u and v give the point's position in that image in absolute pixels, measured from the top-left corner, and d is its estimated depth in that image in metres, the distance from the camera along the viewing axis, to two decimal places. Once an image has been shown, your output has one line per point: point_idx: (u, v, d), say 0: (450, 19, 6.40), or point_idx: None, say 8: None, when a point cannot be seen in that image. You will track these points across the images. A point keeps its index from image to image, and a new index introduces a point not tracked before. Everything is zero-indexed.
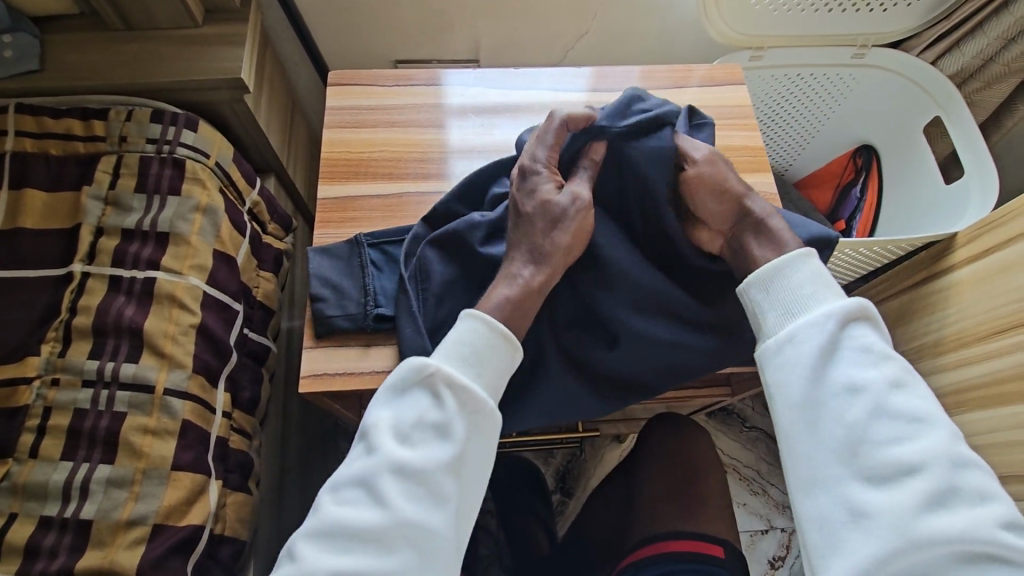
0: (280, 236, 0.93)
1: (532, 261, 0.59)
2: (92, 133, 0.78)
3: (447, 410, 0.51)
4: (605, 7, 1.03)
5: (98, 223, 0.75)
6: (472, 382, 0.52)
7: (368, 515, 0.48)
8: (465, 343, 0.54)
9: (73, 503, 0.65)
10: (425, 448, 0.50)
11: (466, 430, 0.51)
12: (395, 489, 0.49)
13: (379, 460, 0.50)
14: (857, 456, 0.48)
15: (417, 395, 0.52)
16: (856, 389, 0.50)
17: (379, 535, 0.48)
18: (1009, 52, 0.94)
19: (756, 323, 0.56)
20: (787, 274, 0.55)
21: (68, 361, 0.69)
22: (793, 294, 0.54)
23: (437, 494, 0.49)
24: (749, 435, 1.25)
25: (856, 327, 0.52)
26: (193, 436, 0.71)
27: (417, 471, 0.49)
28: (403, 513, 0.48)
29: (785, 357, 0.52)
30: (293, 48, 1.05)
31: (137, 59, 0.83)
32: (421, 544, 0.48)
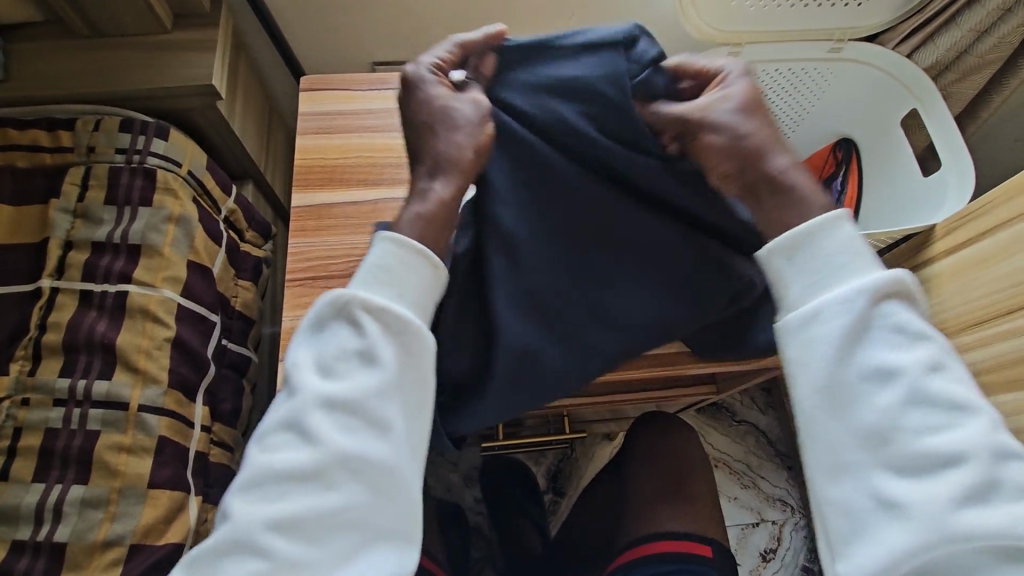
0: (259, 243, 0.92)
1: (444, 175, 0.47)
2: (59, 144, 0.76)
3: (371, 337, 0.45)
4: (583, 5, 1.02)
5: (67, 236, 0.73)
6: (393, 304, 0.46)
7: (300, 457, 0.43)
8: (378, 265, 0.46)
9: (46, 526, 0.64)
10: (352, 378, 0.45)
11: (394, 351, 0.45)
12: (324, 422, 0.44)
13: (304, 399, 0.44)
14: (886, 443, 0.42)
15: (335, 325, 0.46)
16: (892, 372, 0.42)
17: (315, 473, 0.43)
18: (982, 45, 0.95)
19: (774, 293, 0.47)
20: (820, 239, 0.44)
21: (38, 380, 0.67)
22: (825, 264, 0.44)
23: (374, 423, 0.44)
24: (738, 430, 1.25)
25: (898, 301, 0.43)
26: (170, 452, 0.70)
27: (347, 403, 0.44)
28: (337, 448, 0.43)
29: (807, 328, 0.44)
30: (266, 52, 1.03)
31: (104, 67, 0.81)
32: (367, 477, 0.43)
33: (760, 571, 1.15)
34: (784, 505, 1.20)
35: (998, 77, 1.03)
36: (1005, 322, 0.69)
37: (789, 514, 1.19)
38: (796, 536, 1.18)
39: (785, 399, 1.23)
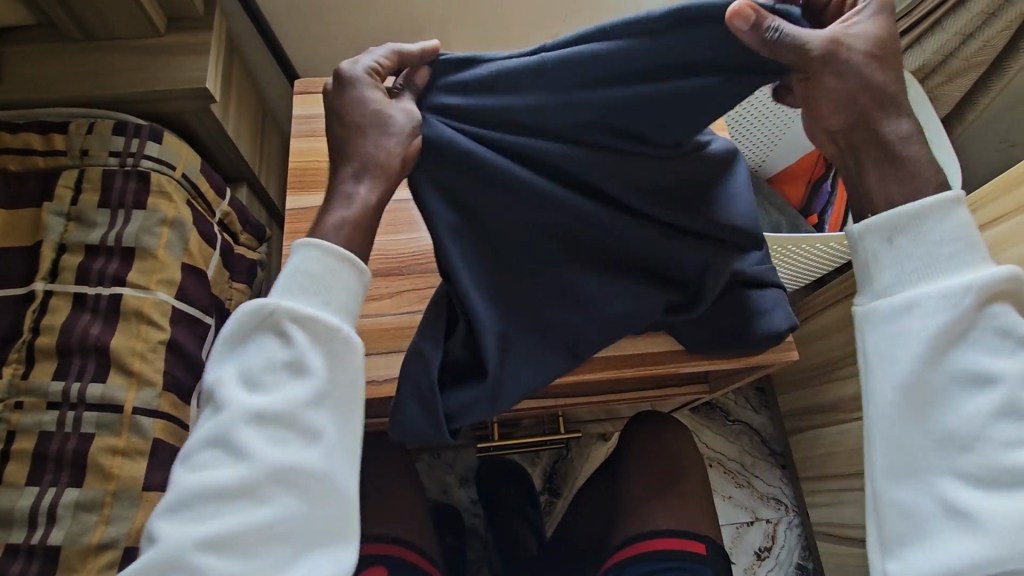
0: (253, 246, 0.92)
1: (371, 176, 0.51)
2: (52, 147, 0.76)
3: (295, 346, 0.46)
4: (575, 8, 1.03)
5: (60, 239, 0.73)
6: (314, 308, 0.47)
7: (228, 472, 0.44)
8: (298, 272, 0.48)
9: (40, 530, 0.64)
10: (280, 389, 0.45)
11: (323, 359, 0.46)
12: (253, 434, 0.44)
13: (230, 413, 0.45)
14: (965, 447, 0.46)
15: (261, 338, 0.47)
16: (979, 379, 0.46)
17: (246, 487, 0.43)
18: (968, 47, 0.96)
19: (864, 273, 0.50)
20: (925, 226, 0.47)
21: (32, 383, 0.67)
22: (927, 250, 0.47)
23: (306, 431, 0.45)
24: (732, 429, 1.26)
25: (999, 309, 0.46)
26: (165, 455, 0.70)
27: (276, 413, 0.45)
28: (268, 459, 0.44)
29: (899, 327, 0.48)
30: (260, 56, 1.04)
31: (98, 70, 0.81)
32: (300, 486, 0.44)
33: (755, 570, 1.16)
34: (778, 503, 1.21)
35: (983, 79, 1.05)
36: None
37: (783, 512, 1.20)
38: (790, 535, 1.19)
39: (778, 398, 1.24)
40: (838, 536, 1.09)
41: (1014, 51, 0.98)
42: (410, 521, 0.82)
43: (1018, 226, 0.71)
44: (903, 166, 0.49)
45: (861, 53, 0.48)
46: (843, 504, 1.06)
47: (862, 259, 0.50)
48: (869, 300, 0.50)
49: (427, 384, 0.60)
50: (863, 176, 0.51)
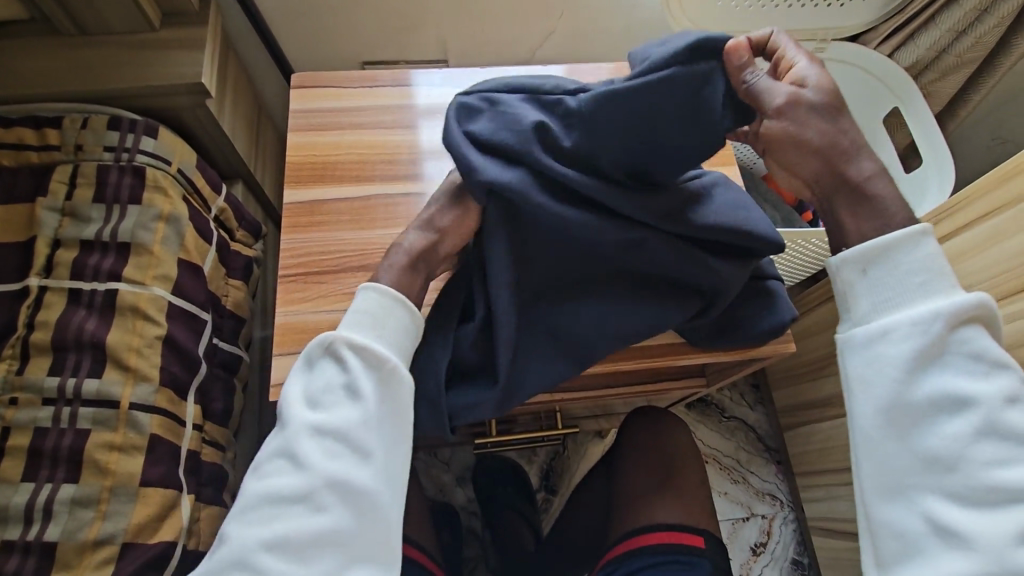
0: (249, 243, 0.91)
1: (419, 231, 0.60)
2: (46, 142, 0.75)
3: (352, 369, 0.51)
4: (570, 6, 1.03)
5: (54, 235, 0.73)
6: (370, 342, 0.52)
7: (291, 481, 0.49)
8: (358, 310, 0.54)
9: (36, 526, 0.63)
10: (336, 409, 0.50)
11: (376, 385, 0.51)
12: (314, 447, 0.49)
13: (294, 428, 0.50)
14: (947, 468, 0.48)
15: (325, 363, 0.52)
16: (956, 402, 0.48)
17: (305, 496, 0.48)
18: (960, 44, 0.97)
19: (844, 304, 0.53)
20: (896, 258, 0.50)
21: (27, 379, 0.67)
22: (898, 280, 0.50)
23: (358, 450, 0.49)
24: (727, 425, 1.26)
25: (967, 332, 0.49)
26: (161, 450, 0.70)
27: (333, 430, 0.49)
28: (324, 470, 0.48)
29: (876, 351, 0.50)
30: (256, 52, 1.04)
31: (92, 65, 0.81)
32: (353, 499, 0.49)
33: (751, 566, 1.17)
34: (774, 499, 1.22)
35: (975, 77, 1.06)
36: (1004, 306, 0.74)
37: (778, 508, 1.21)
38: (785, 531, 1.20)
39: (773, 395, 1.25)
40: (833, 530, 1.10)
41: (1004, 49, 1.00)
42: (408, 517, 0.82)
43: (1004, 223, 0.72)
44: (873, 206, 0.52)
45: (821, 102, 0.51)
46: (838, 499, 1.07)
47: (839, 284, 0.53)
48: (850, 327, 0.52)
49: (433, 391, 0.59)
50: (840, 220, 0.54)
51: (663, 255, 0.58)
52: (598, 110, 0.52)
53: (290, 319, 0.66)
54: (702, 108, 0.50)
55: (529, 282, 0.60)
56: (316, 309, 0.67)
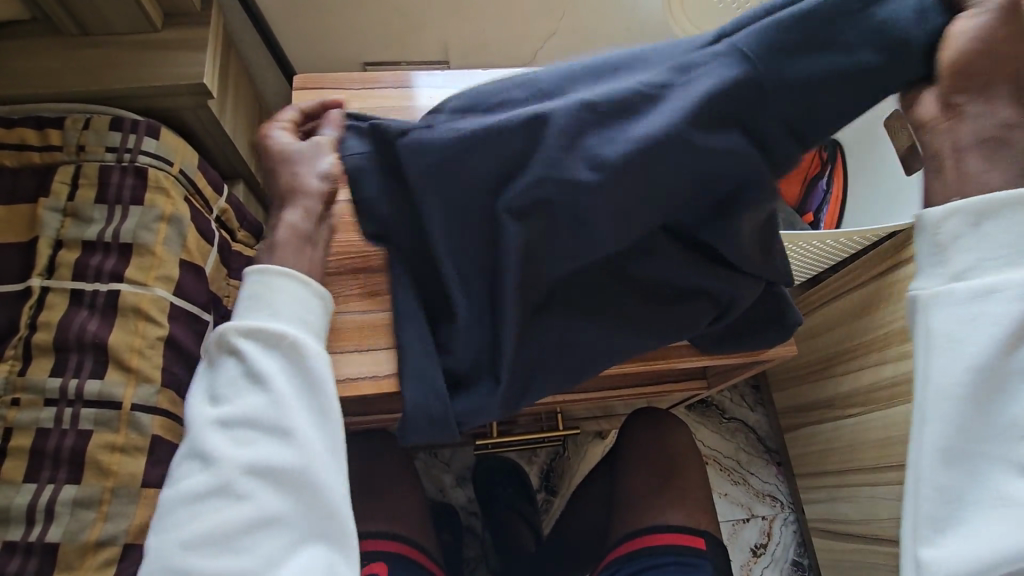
0: (251, 243, 0.91)
1: (301, 203, 0.55)
2: (48, 143, 0.75)
3: (250, 356, 0.48)
4: (571, 7, 1.03)
5: (56, 235, 0.73)
6: (268, 322, 0.49)
7: (203, 478, 0.46)
8: (247, 296, 0.51)
9: (38, 527, 0.63)
10: (242, 398, 0.47)
11: (285, 364, 0.49)
12: (222, 439, 0.46)
13: (198, 426, 0.47)
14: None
15: (226, 356, 0.49)
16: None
17: (226, 492, 0.45)
18: None
19: (936, 257, 0.47)
20: (1011, 219, 0.44)
21: (29, 380, 0.67)
22: (1012, 242, 0.44)
23: (271, 430, 0.47)
24: (728, 427, 1.26)
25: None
26: (163, 451, 0.70)
27: (241, 417, 0.47)
28: (237, 459, 0.46)
29: (977, 308, 0.45)
30: (258, 54, 1.04)
31: (93, 65, 0.81)
32: (274, 478, 0.46)
33: (751, 567, 1.17)
34: (774, 500, 1.22)
35: None
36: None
37: (778, 509, 1.21)
38: (785, 531, 1.20)
39: (773, 396, 1.25)
40: (833, 531, 1.10)
41: None
42: (408, 517, 0.82)
43: None
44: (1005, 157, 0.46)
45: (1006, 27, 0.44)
46: (838, 500, 1.07)
47: (935, 235, 0.47)
48: (943, 282, 0.47)
49: (439, 407, 0.59)
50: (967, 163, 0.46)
51: (669, 266, 0.58)
52: (780, 38, 0.45)
53: None
54: (889, 38, 0.45)
55: (538, 295, 0.59)
56: None
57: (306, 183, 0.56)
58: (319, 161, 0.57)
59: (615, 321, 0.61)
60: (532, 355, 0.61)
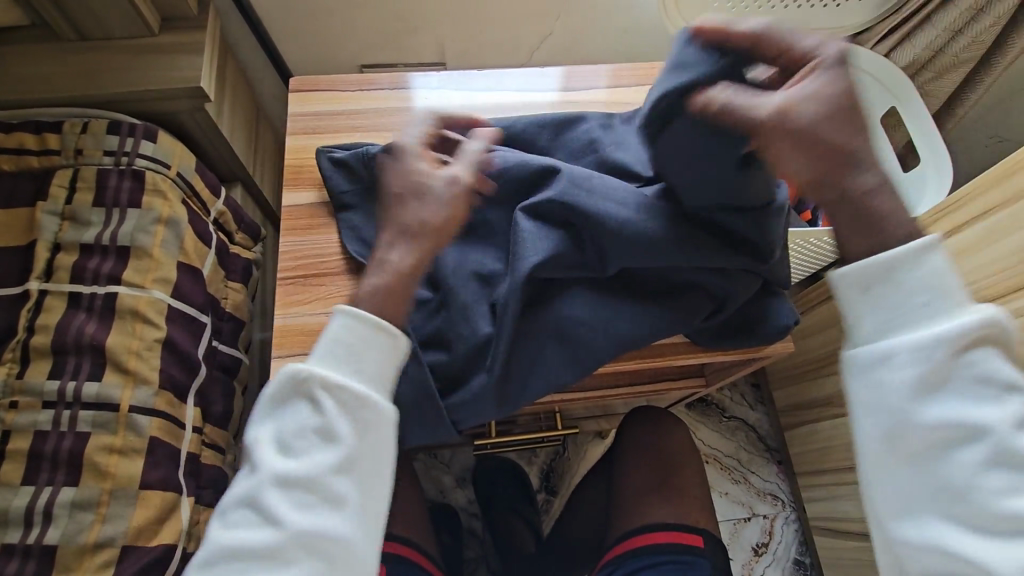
0: (248, 245, 0.92)
1: (400, 239, 0.55)
2: (45, 146, 0.76)
3: (326, 412, 0.47)
4: (567, 8, 1.03)
5: (54, 239, 0.73)
6: (349, 380, 0.48)
7: (259, 534, 0.45)
8: (336, 340, 0.49)
9: (36, 529, 0.63)
10: (309, 455, 0.47)
11: (355, 424, 0.47)
12: (281, 499, 0.46)
13: (262, 475, 0.46)
14: (962, 500, 0.45)
15: (295, 402, 0.48)
16: (962, 429, 0.45)
17: (274, 554, 0.45)
18: (957, 44, 0.97)
19: (844, 322, 0.50)
20: (901, 275, 0.47)
21: (27, 383, 0.67)
22: (902, 301, 0.47)
23: (329, 498, 0.46)
24: (728, 426, 1.26)
25: (976, 350, 0.46)
26: (161, 453, 0.70)
27: (304, 478, 0.46)
28: (294, 524, 0.45)
29: (879, 373, 0.47)
30: (255, 57, 1.05)
31: (92, 70, 0.81)
32: (321, 552, 0.45)
33: (752, 566, 1.17)
34: (774, 499, 1.22)
35: (972, 76, 1.06)
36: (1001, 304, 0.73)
37: (779, 508, 1.21)
38: (786, 530, 1.20)
39: (773, 395, 1.25)
40: (834, 530, 1.10)
41: (1002, 47, 1.00)
42: (406, 517, 0.82)
43: (1004, 220, 0.73)
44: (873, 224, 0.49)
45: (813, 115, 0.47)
46: (838, 498, 1.07)
47: (837, 301, 0.50)
48: (852, 348, 0.49)
49: (432, 410, 0.61)
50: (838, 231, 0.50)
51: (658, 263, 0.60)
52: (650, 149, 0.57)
53: (289, 322, 0.66)
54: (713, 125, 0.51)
55: (523, 295, 0.61)
56: (314, 311, 0.67)
57: (422, 220, 0.56)
58: (447, 200, 0.57)
59: (607, 320, 0.61)
60: (525, 353, 0.62)
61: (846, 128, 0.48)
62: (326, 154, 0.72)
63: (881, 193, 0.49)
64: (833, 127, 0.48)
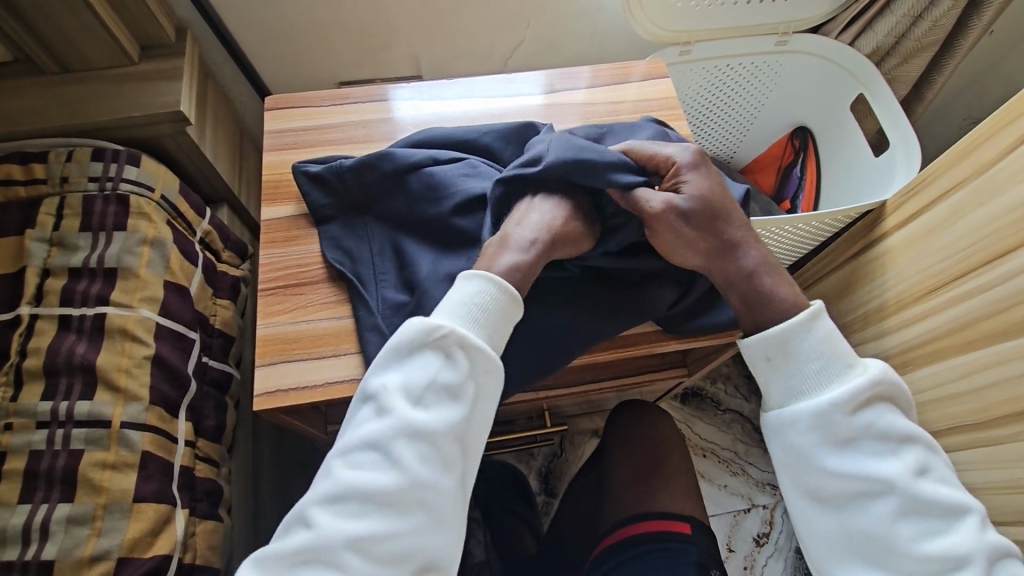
0: (236, 263, 0.95)
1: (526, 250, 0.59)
2: (33, 176, 0.79)
3: (461, 371, 0.54)
4: (538, 16, 1.06)
5: (43, 264, 0.75)
6: (484, 343, 0.55)
7: (383, 477, 0.52)
8: (477, 304, 0.56)
9: (33, 545, 0.65)
10: (436, 407, 0.54)
11: (475, 389, 0.55)
12: (408, 450, 0.52)
13: (393, 421, 0.53)
14: (874, 541, 0.55)
15: (427, 355, 0.55)
16: (870, 482, 0.55)
17: (394, 497, 0.52)
18: (918, 29, 1.00)
19: (761, 387, 0.61)
20: (795, 347, 0.58)
21: (21, 405, 0.69)
22: (799, 369, 0.58)
23: (446, 454, 0.53)
24: (724, 417, 1.27)
25: (870, 413, 0.56)
26: (154, 467, 0.72)
27: (428, 430, 0.53)
28: (417, 474, 0.52)
29: (791, 440, 0.58)
30: (234, 79, 1.08)
31: (76, 100, 0.84)
32: (433, 506, 0.52)
33: (755, 557, 1.16)
34: (774, 489, 1.21)
35: (938, 58, 1.08)
36: (969, 280, 0.75)
37: (779, 497, 1.21)
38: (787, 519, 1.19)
39: None
40: None
41: (962, 30, 1.02)
42: None
43: (966, 196, 0.75)
44: (762, 299, 0.60)
45: (688, 212, 0.59)
46: None
47: (752, 367, 0.61)
48: (769, 411, 0.60)
49: None
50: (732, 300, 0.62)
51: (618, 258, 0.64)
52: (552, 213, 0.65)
53: (272, 332, 0.68)
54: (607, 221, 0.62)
55: None
56: (296, 320, 0.68)
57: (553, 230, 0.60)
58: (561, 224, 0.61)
59: (572, 317, 0.64)
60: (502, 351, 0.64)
61: (720, 218, 0.60)
62: (301, 169, 0.74)
63: (754, 272, 0.60)
64: (699, 221, 0.60)
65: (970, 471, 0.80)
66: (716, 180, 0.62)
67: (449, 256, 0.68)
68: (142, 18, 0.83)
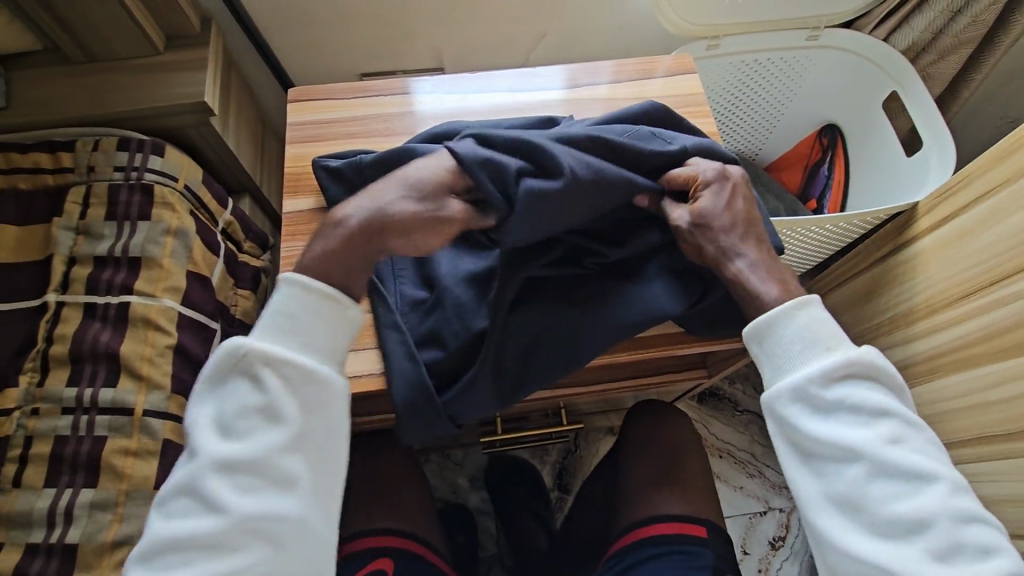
0: (257, 253, 0.95)
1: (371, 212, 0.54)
2: (60, 165, 0.79)
3: (270, 393, 0.52)
4: (562, 8, 1.04)
5: (69, 253, 0.76)
6: (294, 354, 0.53)
7: (203, 522, 0.50)
8: (283, 311, 0.53)
9: (58, 529, 0.66)
10: (249, 437, 0.51)
11: (296, 404, 0.52)
12: (223, 487, 0.50)
13: (201, 461, 0.51)
14: (857, 507, 0.53)
15: (234, 382, 0.53)
16: (849, 449, 0.53)
17: (218, 539, 0.50)
18: (957, 24, 0.96)
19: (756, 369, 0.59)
20: (782, 330, 0.56)
21: (47, 391, 0.70)
22: (787, 352, 0.56)
23: (277, 478, 0.51)
24: (741, 419, 1.26)
25: (851, 384, 0.55)
26: (174, 454, 0.73)
27: (245, 461, 0.51)
28: (239, 509, 0.50)
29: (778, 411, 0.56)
30: (257, 70, 1.08)
31: (103, 90, 0.85)
32: (269, 534, 0.51)
33: (769, 560, 1.14)
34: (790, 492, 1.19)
35: (977, 55, 1.04)
36: (1003, 287, 0.72)
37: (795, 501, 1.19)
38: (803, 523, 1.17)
39: None
40: None
41: (1003, 25, 0.98)
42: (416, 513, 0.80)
43: (1003, 200, 0.72)
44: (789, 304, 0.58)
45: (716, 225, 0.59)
46: None
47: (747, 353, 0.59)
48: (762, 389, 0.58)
49: (426, 403, 0.62)
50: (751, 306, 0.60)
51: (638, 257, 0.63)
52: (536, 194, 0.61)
53: None
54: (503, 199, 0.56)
55: (511, 292, 0.62)
56: None
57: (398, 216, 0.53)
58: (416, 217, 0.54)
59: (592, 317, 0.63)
60: (520, 349, 0.64)
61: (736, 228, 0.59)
62: (320, 164, 0.73)
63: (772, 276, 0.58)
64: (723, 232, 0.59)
65: (997, 482, 0.78)
66: (740, 195, 0.61)
67: (470, 254, 0.67)
68: (168, 9, 0.84)
